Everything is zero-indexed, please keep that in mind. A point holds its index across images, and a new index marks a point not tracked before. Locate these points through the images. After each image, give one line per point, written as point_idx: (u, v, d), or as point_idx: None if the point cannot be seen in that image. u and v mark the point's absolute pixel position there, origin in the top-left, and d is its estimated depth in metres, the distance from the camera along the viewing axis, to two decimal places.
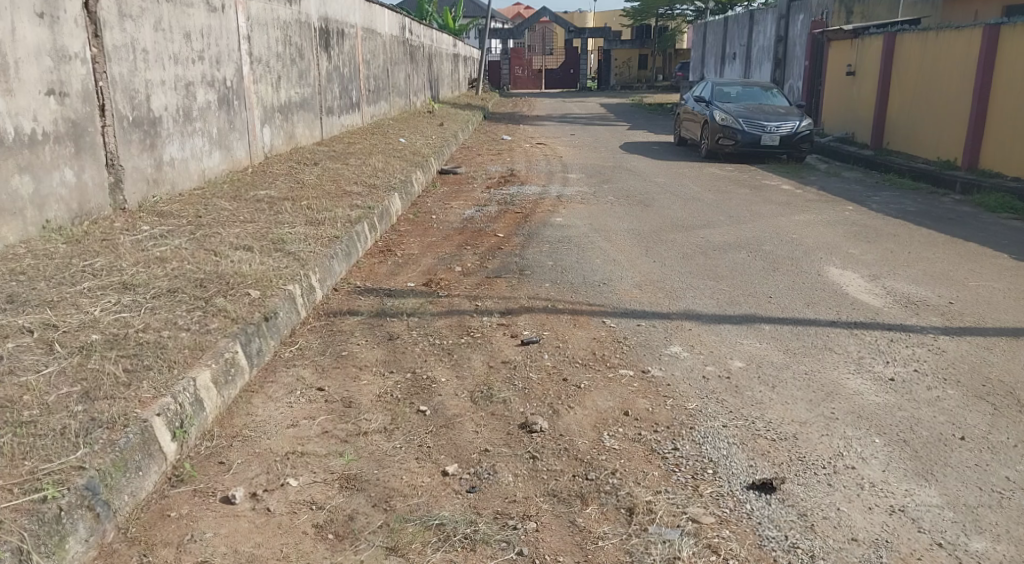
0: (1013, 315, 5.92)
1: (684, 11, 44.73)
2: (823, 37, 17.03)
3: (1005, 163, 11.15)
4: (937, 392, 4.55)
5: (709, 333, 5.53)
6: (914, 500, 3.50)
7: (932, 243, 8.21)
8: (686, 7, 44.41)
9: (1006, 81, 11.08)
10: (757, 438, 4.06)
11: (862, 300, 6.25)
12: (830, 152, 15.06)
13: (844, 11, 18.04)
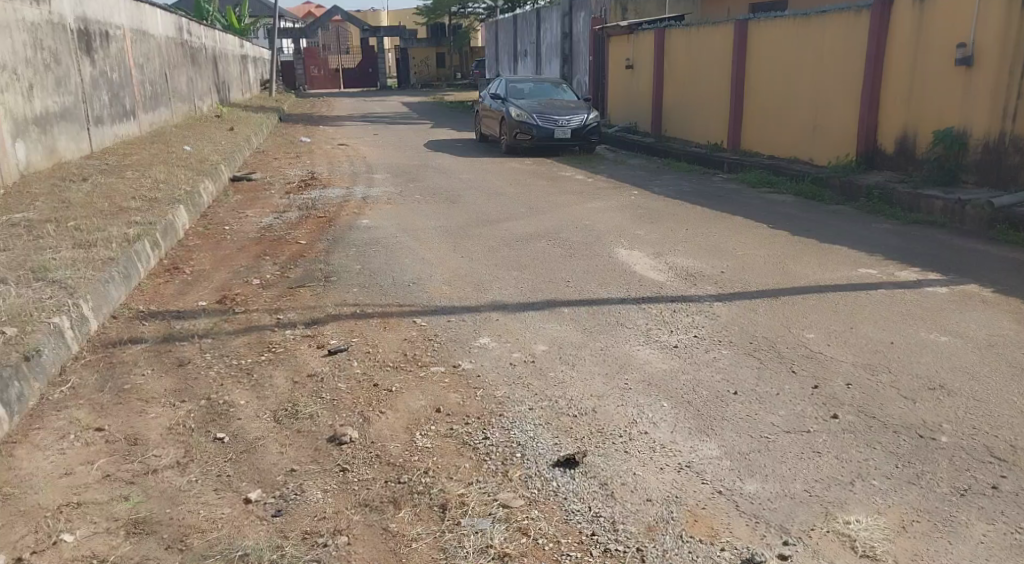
0: (776, 278, 6.57)
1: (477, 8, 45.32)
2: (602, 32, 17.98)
3: (761, 145, 12.33)
4: (713, 353, 4.98)
5: (515, 321, 5.69)
6: (698, 455, 3.81)
7: (707, 219, 8.93)
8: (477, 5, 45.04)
9: (756, 72, 12.27)
10: (561, 416, 4.24)
11: (648, 276, 6.69)
12: (617, 140, 15.96)
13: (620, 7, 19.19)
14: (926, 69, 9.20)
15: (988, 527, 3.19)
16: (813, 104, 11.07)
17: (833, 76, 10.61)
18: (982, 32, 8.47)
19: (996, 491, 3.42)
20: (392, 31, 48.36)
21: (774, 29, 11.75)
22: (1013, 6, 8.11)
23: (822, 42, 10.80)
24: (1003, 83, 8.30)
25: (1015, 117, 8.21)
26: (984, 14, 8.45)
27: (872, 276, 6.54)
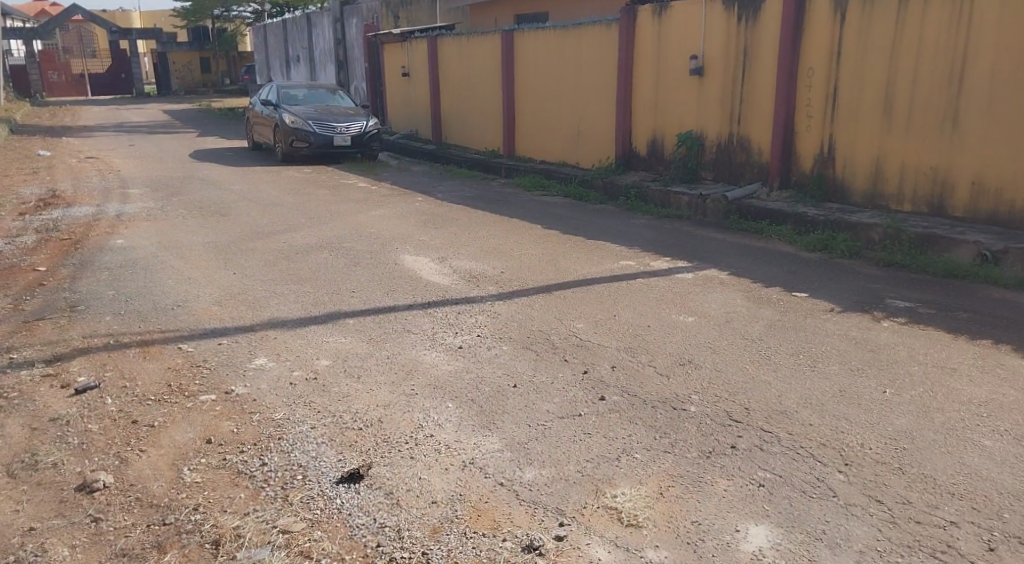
0: (551, 275, 6.84)
1: (241, 14, 43.26)
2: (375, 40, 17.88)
3: (531, 150, 12.82)
4: (495, 350, 5.09)
5: (295, 337, 5.48)
6: (482, 451, 3.87)
7: (486, 222, 9.14)
8: (241, 12, 43.02)
9: (522, 81, 12.76)
10: (345, 430, 4.12)
11: (432, 281, 6.70)
12: (398, 148, 15.95)
13: None
14: (667, 78, 10.02)
15: (729, 483, 3.52)
16: (575, 111, 11.68)
17: (591, 85, 11.28)
18: (711, 44, 9.34)
19: (735, 449, 3.78)
20: (146, 35, 44.94)
21: (537, 40, 12.24)
22: (733, 22, 9.03)
23: (580, 53, 11.41)
24: (728, 91, 9.21)
25: (740, 121, 9.13)
26: (710, 29, 9.34)
27: (635, 267, 7.02)
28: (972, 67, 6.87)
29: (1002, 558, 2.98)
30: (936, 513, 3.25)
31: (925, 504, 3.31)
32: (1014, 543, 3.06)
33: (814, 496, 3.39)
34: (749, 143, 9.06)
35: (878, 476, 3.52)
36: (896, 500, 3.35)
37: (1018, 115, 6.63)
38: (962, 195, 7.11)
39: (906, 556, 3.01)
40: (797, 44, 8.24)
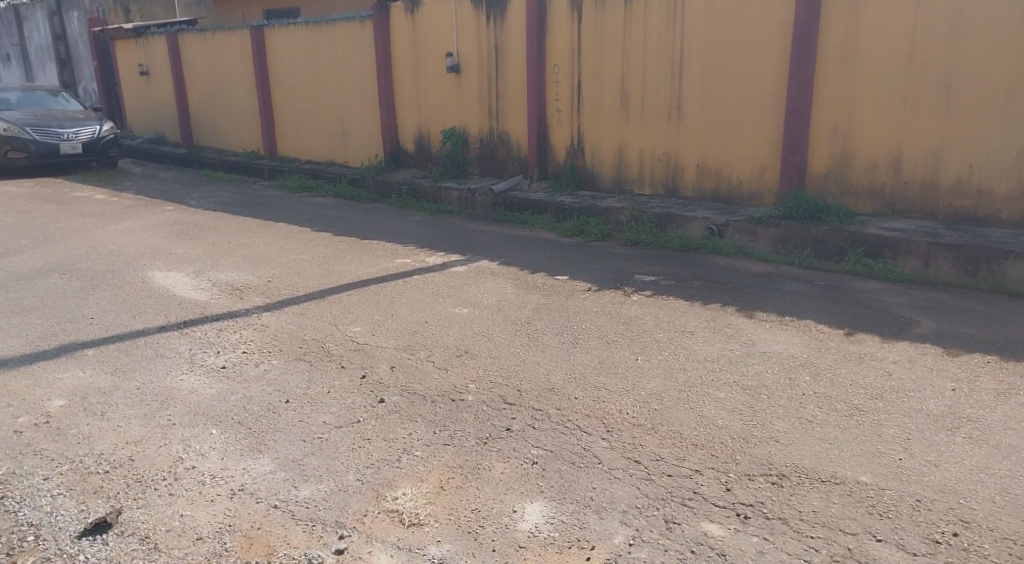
0: (318, 279, 6.65)
1: None
2: (103, 37, 16.30)
3: (294, 150, 12.38)
4: (263, 366, 4.84)
5: (19, 378, 4.87)
6: (251, 475, 3.68)
7: (247, 229, 8.70)
8: None
9: (278, 80, 12.25)
10: (87, 476, 3.74)
11: (188, 298, 6.25)
12: (144, 155, 14.73)
13: (120, 9, 17.60)
14: (425, 76, 10.07)
15: (505, 465, 3.63)
16: (337, 110, 11.42)
17: (350, 83, 11.08)
18: (463, 41, 9.52)
19: (509, 432, 3.91)
20: None
21: (288, 37, 11.81)
22: (482, 20, 9.26)
23: (336, 49, 11.16)
24: (484, 87, 9.43)
25: (498, 115, 9.40)
26: (461, 27, 9.50)
27: (407, 264, 7.02)
28: (691, 61, 7.58)
29: (737, 496, 3.33)
30: (684, 464, 3.57)
31: (675, 458, 3.63)
32: (745, 480, 3.43)
33: (581, 466, 3.59)
34: (507, 136, 9.38)
35: (635, 438, 3.80)
36: (651, 458, 3.64)
37: (732, 103, 7.39)
38: (691, 176, 7.83)
39: (661, 509, 3.27)
40: (541, 41, 8.63)
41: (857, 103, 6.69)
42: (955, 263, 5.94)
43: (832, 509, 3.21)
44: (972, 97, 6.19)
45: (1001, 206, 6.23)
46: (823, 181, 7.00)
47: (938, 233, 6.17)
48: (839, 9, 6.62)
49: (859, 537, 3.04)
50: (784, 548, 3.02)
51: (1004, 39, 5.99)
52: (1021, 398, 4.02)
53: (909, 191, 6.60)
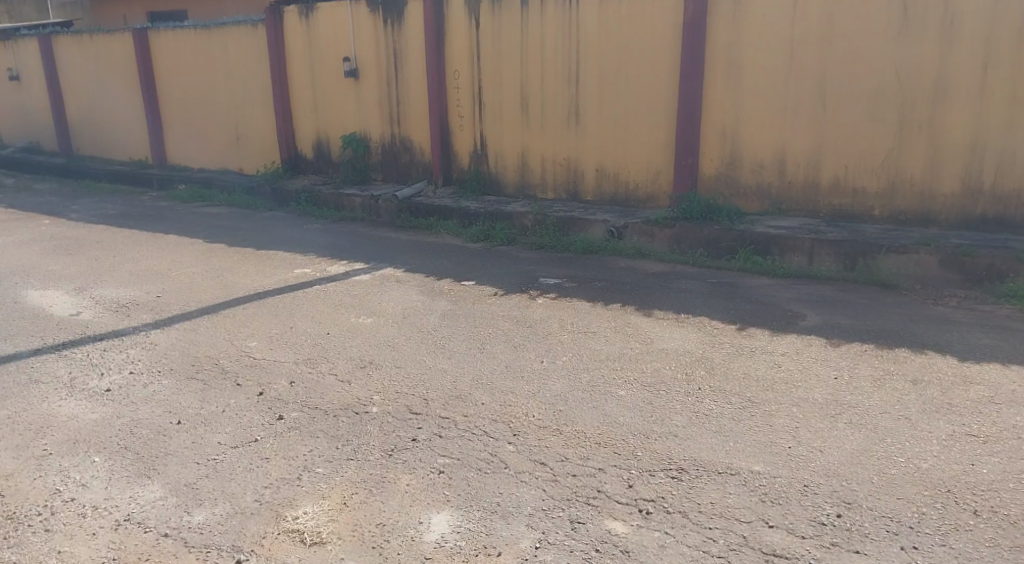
0: (211, 293, 6.41)
1: None
2: None
3: (185, 158, 11.92)
4: (152, 387, 4.62)
5: None
6: (139, 503, 3.51)
7: (134, 242, 8.31)
8: None
9: (165, 85, 11.77)
10: None
11: (68, 317, 5.91)
12: (19, 165, 13.88)
13: None
14: (321, 81, 9.88)
15: (410, 476, 3.58)
16: (229, 116, 11.07)
17: (243, 88, 10.76)
18: (360, 46, 9.37)
19: (415, 442, 3.86)
20: None
21: (176, 41, 11.36)
22: (378, 25, 9.15)
23: (226, 54, 10.81)
24: (382, 92, 9.32)
25: (396, 121, 9.30)
26: (357, 31, 9.36)
27: (306, 274, 6.86)
28: (587, 67, 7.69)
29: (639, 492, 3.39)
30: (588, 464, 3.60)
31: (579, 457, 3.66)
32: (647, 476, 3.49)
33: (487, 472, 3.58)
34: (407, 142, 9.30)
35: (540, 440, 3.82)
36: (556, 459, 3.66)
37: (627, 108, 7.55)
38: (591, 180, 7.95)
39: (566, 510, 3.30)
40: (438, 46, 8.60)
41: (743, 108, 6.94)
42: (836, 258, 6.24)
43: (728, 499, 3.31)
44: (846, 101, 6.50)
45: (874, 203, 6.57)
46: (714, 183, 7.22)
47: (820, 230, 6.46)
48: (724, 17, 6.85)
49: (753, 525, 3.14)
50: (684, 540, 3.08)
51: (874, 47, 6.31)
52: (896, 382, 4.24)
53: (792, 191, 6.89)
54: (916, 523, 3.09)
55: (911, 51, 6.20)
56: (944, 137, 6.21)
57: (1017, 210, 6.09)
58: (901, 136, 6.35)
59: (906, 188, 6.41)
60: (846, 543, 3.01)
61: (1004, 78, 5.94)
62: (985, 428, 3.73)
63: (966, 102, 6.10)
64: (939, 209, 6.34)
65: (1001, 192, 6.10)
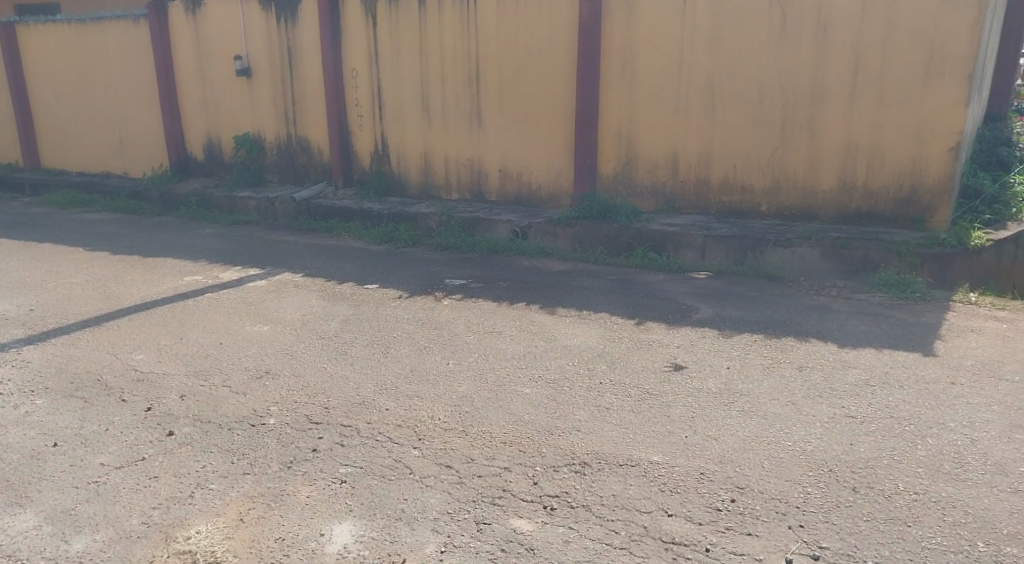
0: (93, 304, 6.08)
1: None
2: None
3: (63, 160, 11.28)
4: (25, 408, 4.34)
5: None
6: (11, 534, 3.28)
7: (8, 253, 7.80)
8: None
9: (38, 83, 11.10)
10: None
11: None
12: None
13: None
14: (211, 79, 9.52)
15: (310, 487, 3.48)
16: (112, 116, 10.54)
17: (126, 87, 10.26)
18: (252, 45, 9.08)
19: (316, 452, 3.76)
20: None
21: (50, 36, 10.73)
22: (270, 22, 8.89)
23: (106, 50, 10.28)
24: (276, 91, 9.07)
25: (291, 121, 9.07)
26: (248, 29, 9.07)
27: (198, 281, 6.60)
28: (486, 68, 7.69)
29: (544, 489, 3.40)
30: (493, 463, 3.59)
31: (485, 458, 3.64)
32: (551, 472, 3.51)
33: (392, 478, 3.52)
34: (303, 142, 9.07)
35: (445, 443, 3.78)
36: (462, 460, 3.63)
37: (525, 108, 7.59)
38: (493, 180, 7.96)
39: (471, 512, 3.27)
40: (334, 44, 8.43)
41: (638, 109, 7.08)
42: (728, 253, 6.44)
43: (630, 491, 3.35)
44: (734, 102, 6.72)
45: (762, 201, 6.82)
46: (612, 182, 7.35)
47: (712, 226, 6.66)
48: (616, 20, 6.97)
49: (654, 515, 3.19)
50: (588, 534, 3.11)
51: (758, 49, 6.54)
52: (784, 369, 4.41)
53: (685, 189, 7.08)
54: (804, 503, 3.21)
55: (791, 55, 6.45)
56: (823, 137, 6.49)
57: (888, 206, 6.40)
58: (784, 136, 6.61)
59: (790, 185, 6.68)
60: (740, 527, 3.09)
61: (873, 82, 6.24)
62: (864, 409, 3.91)
63: (841, 104, 6.38)
64: (820, 205, 6.62)
65: (874, 189, 6.41)
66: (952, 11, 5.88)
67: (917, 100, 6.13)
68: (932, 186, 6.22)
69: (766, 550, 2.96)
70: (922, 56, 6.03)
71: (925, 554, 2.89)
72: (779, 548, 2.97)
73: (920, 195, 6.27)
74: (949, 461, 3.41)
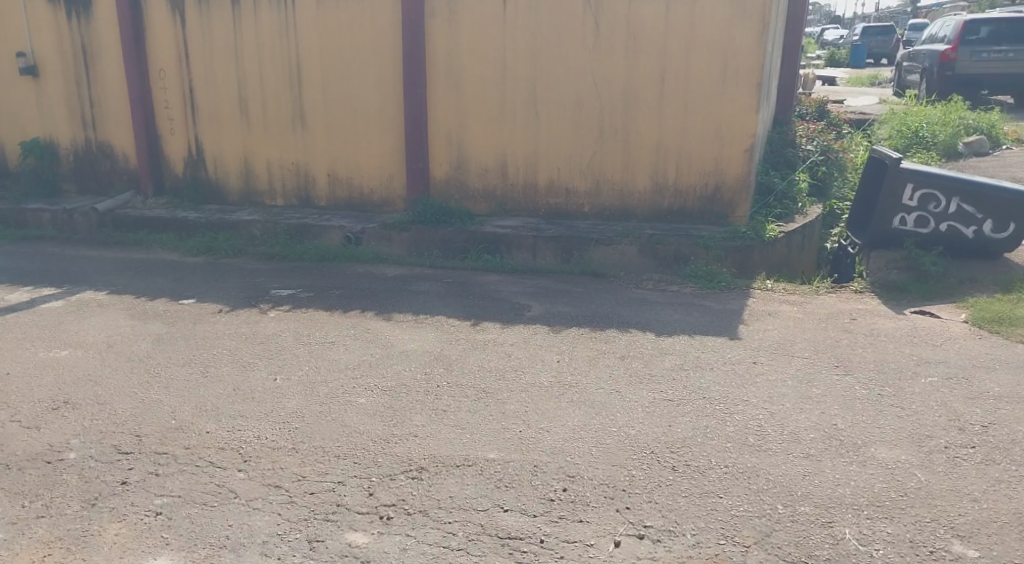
0: None
1: None
2: None
3: None
4: None
5: None
6: None
7: None
8: None
9: None
10: None
11: None
12: None
13: None
14: None
15: (119, 525, 3.27)
16: None
17: None
18: (42, 43, 8.38)
19: (125, 485, 3.54)
20: None
21: None
22: (62, 18, 8.24)
23: None
24: (72, 93, 8.43)
25: (93, 125, 8.46)
26: (37, 25, 8.37)
27: None
28: (308, 72, 7.54)
29: (380, 499, 3.36)
30: (326, 478, 3.52)
31: (317, 473, 3.57)
32: (387, 481, 3.48)
33: (215, 505, 3.37)
34: (106, 148, 8.49)
35: (275, 462, 3.67)
36: (292, 479, 3.54)
37: (350, 113, 7.51)
38: (322, 186, 7.80)
39: (304, 530, 3.19)
40: (138, 43, 7.94)
41: (464, 113, 7.19)
42: (557, 253, 6.67)
43: (466, 491, 3.38)
44: (555, 108, 6.97)
45: (585, 202, 7.11)
46: (443, 186, 7.41)
47: (541, 228, 6.88)
48: (439, 25, 7.03)
49: (489, 512, 3.24)
50: (425, 539, 3.10)
51: (574, 56, 6.82)
52: (608, 359, 4.64)
53: (514, 192, 7.26)
54: (628, 486, 3.37)
55: (604, 63, 6.77)
56: (637, 140, 6.86)
57: (696, 204, 6.86)
58: (602, 140, 6.93)
59: (611, 186, 7.01)
60: (572, 514, 3.20)
61: (677, 88, 6.67)
62: (680, 392, 4.18)
63: (651, 109, 6.77)
64: (637, 205, 6.99)
65: (684, 188, 6.84)
66: (741, 24, 6.39)
67: (716, 106, 6.61)
68: (732, 184, 6.73)
69: (597, 535, 3.08)
70: (718, 65, 6.52)
71: (735, 521, 3.11)
72: (608, 531, 3.10)
73: (722, 193, 6.77)
74: (753, 434, 3.71)
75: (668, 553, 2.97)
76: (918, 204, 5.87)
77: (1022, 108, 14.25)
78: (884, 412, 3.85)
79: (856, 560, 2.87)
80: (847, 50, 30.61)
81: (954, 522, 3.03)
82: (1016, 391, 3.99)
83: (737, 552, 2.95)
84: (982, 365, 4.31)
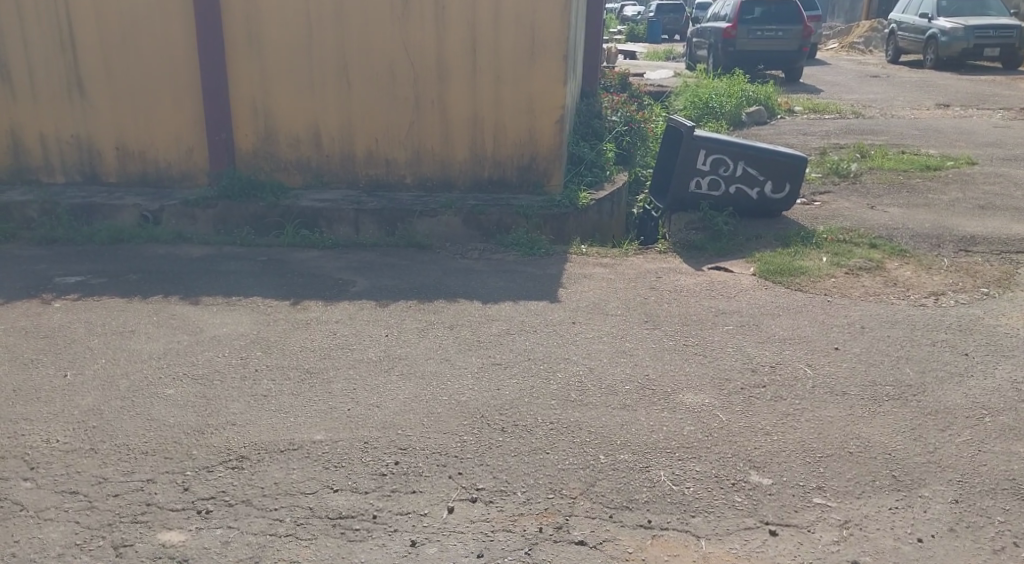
0: None
1: None
2: None
3: None
4: None
5: None
6: None
7: None
8: None
9: None
10: None
11: None
12: None
13: None
14: None
15: None
16: None
17: None
18: None
19: None
20: None
21: None
22: None
23: None
24: None
25: None
26: None
27: None
28: (84, 35, 6.88)
29: (196, 493, 3.18)
30: (133, 478, 3.29)
31: (120, 474, 3.31)
32: (204, 474, 3.30)
33: None
34: None
35: (69, 467, 3.36)
36: (91, 483, 3.26)
37: (138, 81, 6.95)
38: (110, 160, 7.17)
39: (109, 536, 2.95)
40: None
41: (269, 80, 6.85)
42: (375, 226, 6.56)
43: (292, 475, 3.28)
44: (366, 76, 6.81)
45: (403, 172, 7.03)
46: (252, 157, 7.06)
47: (359, 200, 6.73)
48: None
49: (317, 495, 3.15)
50: (249, 529, 2.97)
51: (382, 23, 6.68)
52: (436, 329, 4.65)
53: (330, 165, 7.05)
54: (460, 451, 3.41)
55: (414, 30, 6.68)
56: (452, 111, 6.87)
57: (513, 174, 6.97)
58: (417, 111, 6.88)
59: (428, 156, 6.97)
60: (404, 487, 3.19)
61: (487, 60, 6.72)
62: (506, 355, 4.28)
63: (463, 79, 6.79)
64: (455, 174, 7.02)
65: (500, 157, 6.94)
66: None
67: (526, 77, 6.73)
68: (545, 154, 6.88)
69: (429, 504, 3.09)
70: (525, 38, 6.63)
71: (563, 474, 3.24)
72: (441, 499, 3.11)
73: (536, 161, 6.91)
74: (575, 390, 3.87)
75: (500, 512, 3.03)
76: (711, 168, 6.31)
77: (793, 81, 15.21)
78: (689, 359, 4.15)
79: (671, 499, 3.07)
80: (643, 27, 32.24)
81: (751, 455, 3.33)
82: (796, 333, 4.42)
83: (564, 504, 3.06)
84: (768, 312, 4.73)
